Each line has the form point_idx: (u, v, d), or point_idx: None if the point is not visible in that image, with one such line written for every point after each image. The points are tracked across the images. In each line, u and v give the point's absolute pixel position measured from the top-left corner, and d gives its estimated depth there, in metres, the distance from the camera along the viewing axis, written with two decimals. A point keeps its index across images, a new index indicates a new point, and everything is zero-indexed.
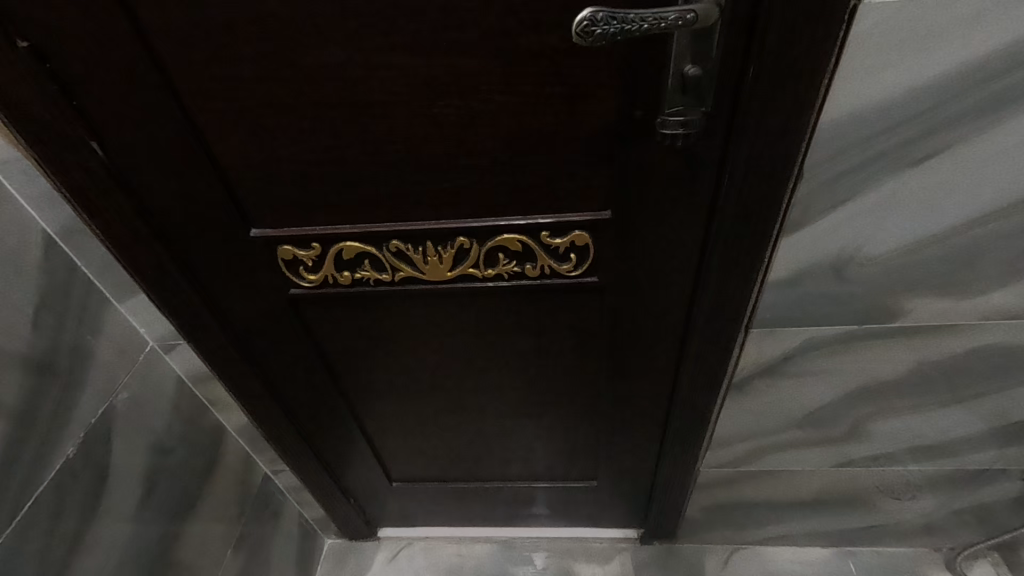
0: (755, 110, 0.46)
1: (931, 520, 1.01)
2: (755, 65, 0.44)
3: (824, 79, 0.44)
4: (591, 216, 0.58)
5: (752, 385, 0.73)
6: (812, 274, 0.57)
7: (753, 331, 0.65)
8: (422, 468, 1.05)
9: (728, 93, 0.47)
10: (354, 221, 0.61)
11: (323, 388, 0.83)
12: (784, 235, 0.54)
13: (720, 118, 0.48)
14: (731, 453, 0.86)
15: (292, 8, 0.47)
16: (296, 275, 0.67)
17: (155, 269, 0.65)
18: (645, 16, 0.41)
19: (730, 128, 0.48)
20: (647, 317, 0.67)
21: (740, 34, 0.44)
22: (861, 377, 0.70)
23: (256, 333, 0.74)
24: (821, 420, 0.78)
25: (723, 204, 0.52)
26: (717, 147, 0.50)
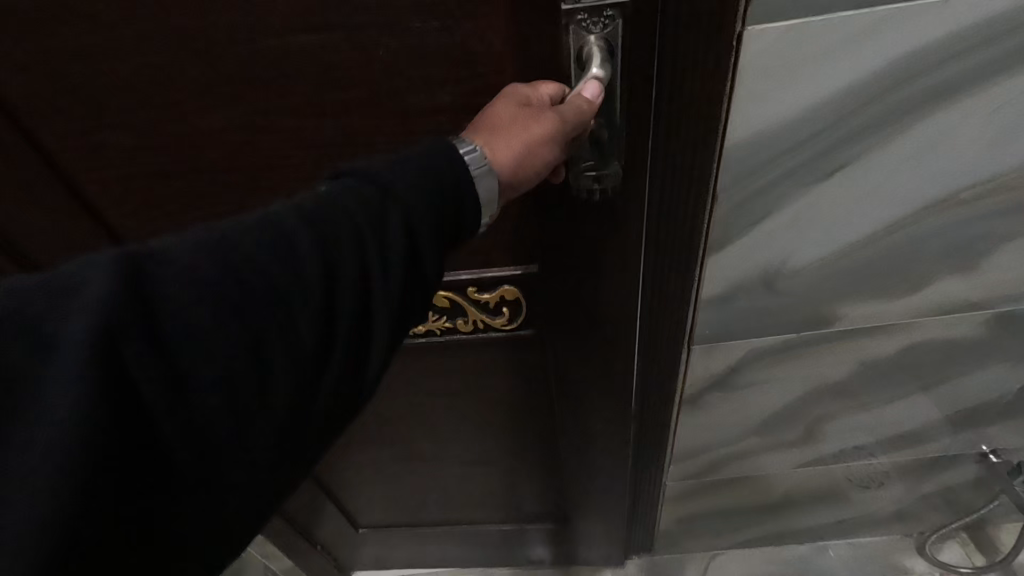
0: (664, 140, 0.44)
1: (900, 507, 1.02)
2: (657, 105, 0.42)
3: (720, 114, 0.43)
4: (515, 271, 0.59)
5: (704, 399, 0.72)
6: (744, 289, 0.57)
7: (694, 348, 0.64)
8: (387, 514, 1.03)
9: (644, 135, 0.44)
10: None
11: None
12: (708, 257, 0.54)
13: (635, 160, 0.46)
14: (695, 464, 0.85)
15: (160, 77, 0.45)
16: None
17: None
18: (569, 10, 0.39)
19: (649, 166, 0.46)
20: (601, 362, 0.64)
21: (646, 75, 0.41)
22: (808, 381, 0.70)
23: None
24: (778, 424, 0.78)
25: (653, 233, 0.51)
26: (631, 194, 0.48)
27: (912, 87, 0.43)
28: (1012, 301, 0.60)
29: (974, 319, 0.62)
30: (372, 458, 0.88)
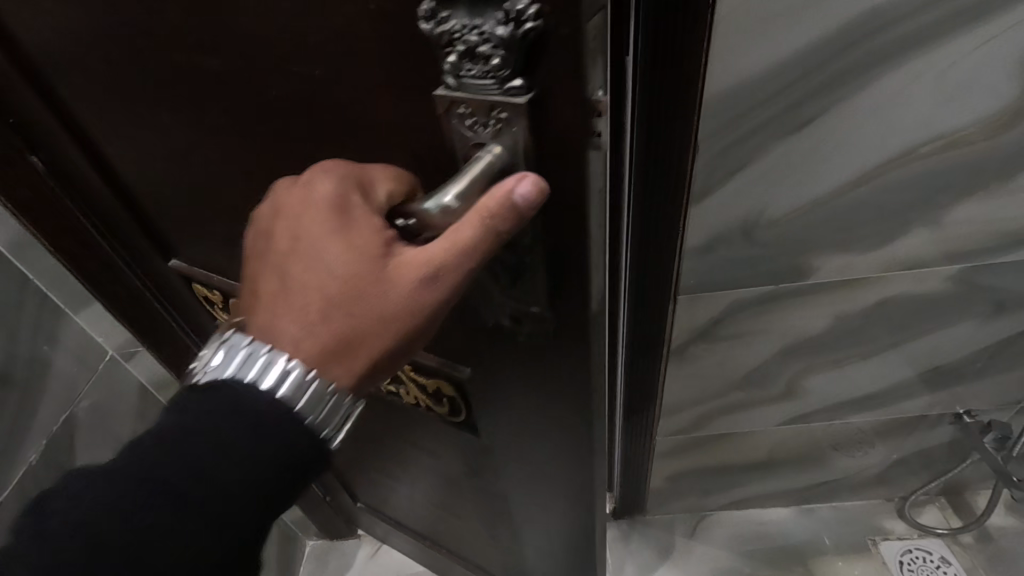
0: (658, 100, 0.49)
1: (881, 471, 1.07)
2: (646, 61, 0.46)
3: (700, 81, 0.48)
4: (446, 367, 0.57)
5: (689, 351, 0.78)
6: (723, 239, 0.62)
7: (681, 298, 0.70)
8: (378, 504, 1.05)
9: (643, 97, 0.49)
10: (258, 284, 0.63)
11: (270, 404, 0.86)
12: (692, 206, 0.59)
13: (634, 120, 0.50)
14: (683, 419, 0.91)
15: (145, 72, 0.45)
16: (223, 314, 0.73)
17: (103, 280, 0.72)
18: (457, 99, 0.33)
19: (643, 127, 0.50)
20: (557, 451, 0.58)
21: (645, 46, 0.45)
22: (786, 335, 0.76)
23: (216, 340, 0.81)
24: (759, 379, 0.83)
25: (644, 190, 0.56)
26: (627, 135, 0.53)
27: (871, 43, 0.48)
28: (976, 254, 0.65)
29: (940, 273, 0.67)
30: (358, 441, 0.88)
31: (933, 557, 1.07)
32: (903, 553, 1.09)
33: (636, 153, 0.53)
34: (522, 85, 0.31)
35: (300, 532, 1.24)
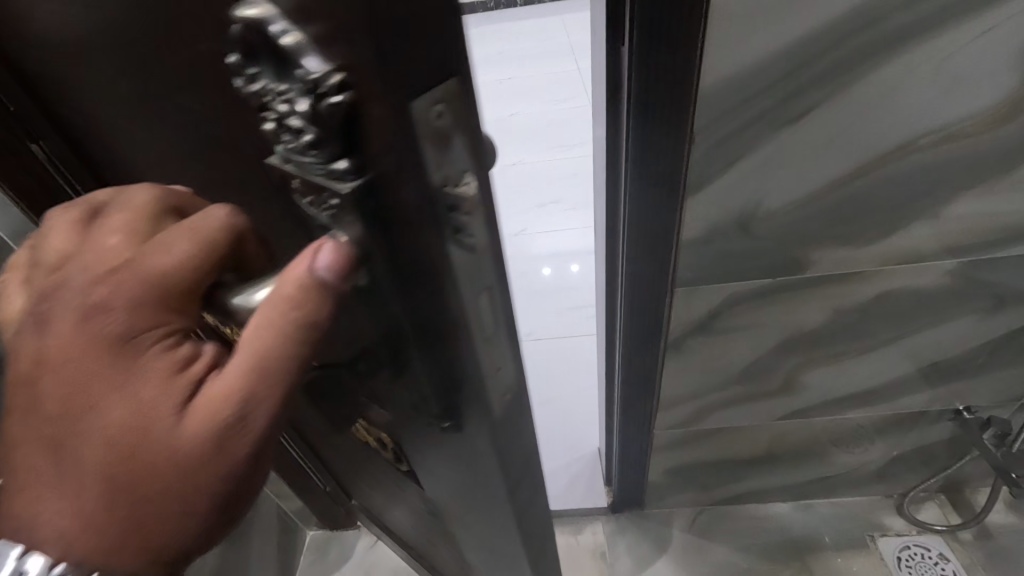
0: (654, 89, 0.50)
1: (880, 467, 1.07)
2: (641, 58, 0.48)
3: (697, 71, 0.49)
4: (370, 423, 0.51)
5: (687, 344, 0.78)
6: (720, 232, 0.62)
7: (678, 292, 0.70)
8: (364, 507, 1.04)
9: (640, 85, 0.50)
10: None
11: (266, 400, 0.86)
12: (689, 198, 0.59)
13: (632, 108, 0.52)
14: (681, 413, 0.91)
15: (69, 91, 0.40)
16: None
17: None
18: (286, 163, 0.26)
19: (639, 115, 0.52)
20: (487, 532, 0.52)
21: (644, 32, 0.46)
22: (784, 329, 0.76)
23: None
24: (757, 373, 0.83)
25: (641, 179, 0.57)
26: (622, 131, 0.55)
27: (869, 34, 0.47)
28: (976, 248, 0.65)
29: (940, 267, 0.67)
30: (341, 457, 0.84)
31: (931, 553, 1.07)
32: (902, 549, 1.09)
33: (630, 148, 0.55)
34: (349, 167, 0.24)
35: (301, 521, 1.25)
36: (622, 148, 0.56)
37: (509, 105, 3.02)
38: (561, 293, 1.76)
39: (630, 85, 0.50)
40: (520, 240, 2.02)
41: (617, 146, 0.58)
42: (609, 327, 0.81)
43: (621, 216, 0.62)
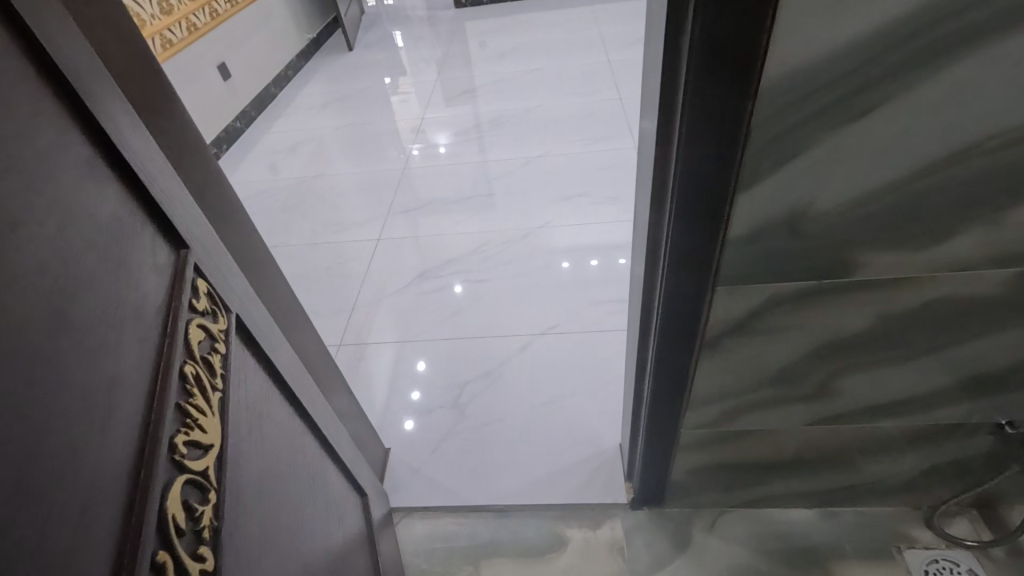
0: (712, 79, 0.49)
1: (909, 479, 1.05)
2: (706, 60, 0.48)
3: (759, 64, 0.48)
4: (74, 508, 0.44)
5: (723, 344, 0.76)
6: (768, 230, 0.61)
7: (718, 291, 0.69)
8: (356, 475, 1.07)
9: (695, 75, 0.49)
10: (147, 404, 0.50)
11: (285, 406, 0.80)
12: (739, 194, 0.57)
13: (687, 98, 0.51)
14: (709, 413, 0.90)
15: None
16: (210, 373, 0.60)
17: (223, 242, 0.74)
18: None
19: (694, 105, 0.51)
20: None
21: (709, 19, 0.46)
22: (822, 334, 0.74)
23: (247, 383, 0.70)
24: (791, 378, 0.82)
25: (687, 171, 0.56)
26: (673, 134, 0.55)
27: (941, 32, 0.45)
28: None
29: (993, 276, 0.65)
30: (276, 489, 0.71)
31: (959, 568, 1.05)
32: (929, 563, 1.06)
33: (682, 149, 0.55)
34: None
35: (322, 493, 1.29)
36: (672, 150, 0.56)
37: (536, 96, 3.00)
38: (584, 288, 1.74)
39: (688, 88, 0.50)
40: (544, 233, 2.01)
41: (666, 150, 0.58)
42: (642, 326, 0.81)
43: (667, 218, 0.62)
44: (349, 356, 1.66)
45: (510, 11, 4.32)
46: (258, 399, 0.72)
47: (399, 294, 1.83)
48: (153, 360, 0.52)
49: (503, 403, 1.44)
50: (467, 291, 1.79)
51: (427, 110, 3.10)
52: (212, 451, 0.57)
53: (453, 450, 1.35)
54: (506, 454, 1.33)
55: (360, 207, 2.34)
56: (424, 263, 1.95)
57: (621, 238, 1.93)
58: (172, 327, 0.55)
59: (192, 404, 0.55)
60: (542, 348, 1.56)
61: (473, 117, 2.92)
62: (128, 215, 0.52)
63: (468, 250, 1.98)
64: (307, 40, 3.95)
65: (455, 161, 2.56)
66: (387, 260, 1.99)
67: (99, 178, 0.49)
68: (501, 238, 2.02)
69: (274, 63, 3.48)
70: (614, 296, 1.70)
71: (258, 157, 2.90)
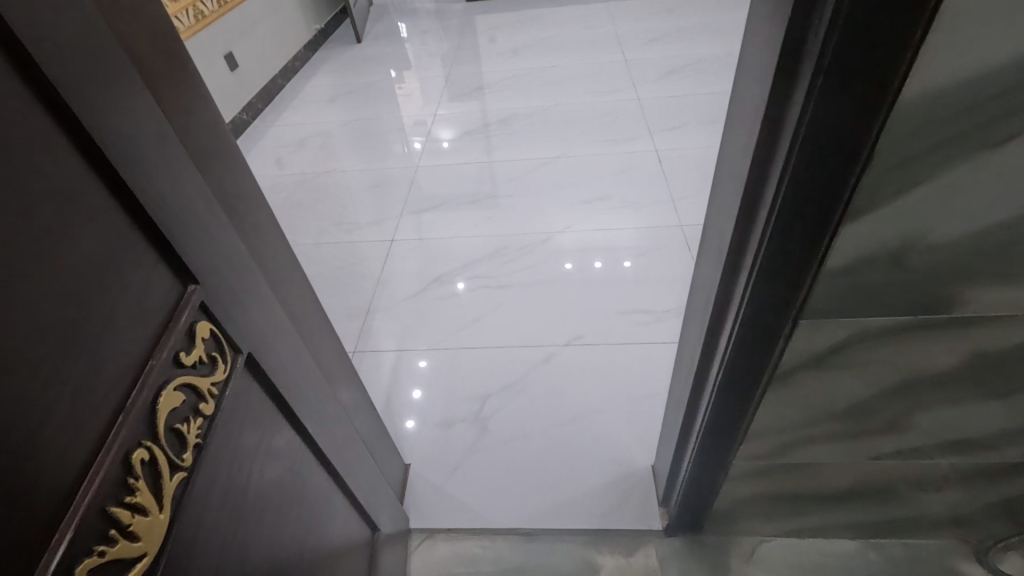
0: (838, 102, 0.44)
1: (962, 514, 1.00)
2: (833, 74, 0.42)
3: (895, 87, 0.43)
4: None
5: (795, 378, 0.71)
6: (870, 263, 0.55)
7: (800, 324, 0.63)
8: (370, 498, 1.01)
9: (818, 97, 0.44)
10: (52, 514, 0.37)
11: (297, 439, 0.74)
12: (844, 225, 0.52)
13: (803, 121, 0.46)
14: (767, 445, 0.85)
15: None
16: (176, 450, 0.48)
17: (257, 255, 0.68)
18: None
19: (811, 129, 0.46)
20: None
21: (846, 35, 0.40)
22: (903, 371, 0.68)
23: (240, 440, 0.60)
24: (859, 413, 0.76)
25: (788, 199, 0.51)
26: (779, 153, 0.49)
27: None
28: None
29: None
30: (268, 533, 0.64)
31: None
32: None
33: (790, 169, 0.49)
34: None
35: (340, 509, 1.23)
36: (775, 169, 0.51)
37: (549, 94, 2.94)
38: (605, 296, 1.69)
39: (807, 102, 0.45)
40: (562, 238, 1.95)
41: (765, 168, 0.52)
42: (704, 350, 0.75)
43: (756, 242, 0.57)
44: (363, 364, 1.59)
45: (521, 6, 4.25)
46: (257, 449, 0.63)
47: (414, 299, 1.77)
48: (92, 442, 0.40)
49: (526, 418, 1.38)
50: (485, 298, 1.73)
51: (438, 105, 3.03)
52: (139, 567, 0.43)
53: (475, 467, 1.30)
54: (531, 473, 1.27)
55: (371, 206, 2.27)
56: (440, 266, 1.89)
57: (644, 245, 1.87)
58: (133, 395, 0.44)
59: (133, 502, 0.42)
60: (566, 359, 1.51)
61: (485, 115, 2.85)
62: (128, 245, 0.45)
63: (483, 254, 1.92)
64: (314, 30, 3.86)
65: (468, 160, 2.49)
66: (400, 263, 1.93)
67: (102, 199, 0.43)
68: (518, 242, 1.96)
69: (280, 54, 3.40)
70: (638, 307, 1.64)
71: (265, 151, 2.82)
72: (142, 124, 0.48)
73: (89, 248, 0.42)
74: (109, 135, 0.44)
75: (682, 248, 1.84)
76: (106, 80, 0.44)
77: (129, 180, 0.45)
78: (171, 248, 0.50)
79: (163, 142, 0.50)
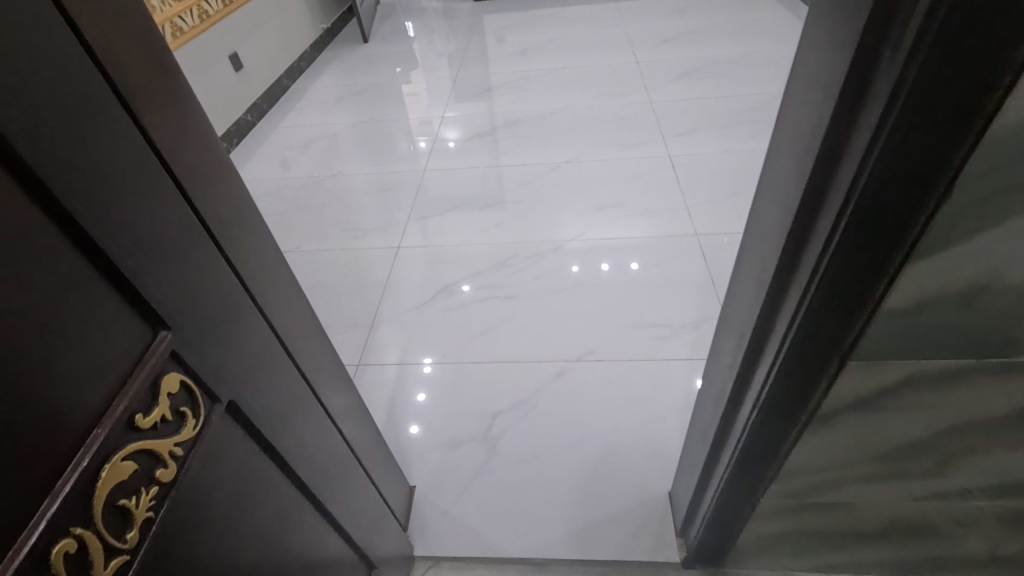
0: (922, 125, 0.38)
1: (1004, 554, 0.93)
2: (913, 97, 0.36)
3: (989, 111, 0.37)
4: None
5: (837, 418, 0.65)
6: (935, 304, 0.49)
7: (849, 365, 0.57)
8: (372, 530, 0.95)
9: (900, 120, 0.38)
10: None
11: (292, 477, 0.69)
12: (909, 262, 0.46)
13: (876, 147, 0.40)
14: (799, 483, 0.79)
15: None
16: (122, 528, 0.41)
17: (261, 284, 0.63)
18: None
19: (887, 157, 0.40)
20: None
21: (943, 50, 0.34)
22: (958, 414, 0.62)
23: (222, 493, 0.54)
24: (904, 455, 0.70)
25: (847, 233, 0.45)
26: (840, 183, 0.44)
27: None
28: None
29: None
30: None
31: None
32: None
33: (852, 203, 0.43)
34: None
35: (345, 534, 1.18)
36: (832, 202, 0.45)
37: (560, 97, 2.87)
38: (618, 309, 1.63)
39: (879, 129, 0.39)
40: (573, 247, 1.89)
41: (819, 199, 0.47)
42: (735, 384, 0.70)
43: (803, 277, 0.52)
44: (368, 376, 1.54)
45: (530, 6, 4.19)
46: (241, 497, 0.57)
47: (420, 309, 1.72)
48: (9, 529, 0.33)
49: (537, 437, 1.33)
50: (494, 309, 1.68)
51: (446, 107, 2.97)
52: None
53: (485, 490, 1.24)
54: (542, 497, 1.22)
55: (377, 211, 2.22)
56: (447, 274, 1.84)
57: (658, 255, 1.81)
58: (75, 466, 0.37)
59: None
60: (578, 375, 1.45)
61: (493, 118, 2.80)
62: (95, 284, 0.40)
63: (491, 262, 1.86)
64: (320, 30, 3.81)
65: (475, 164, 2.43)
66: (406, 272, 1.87)
67: (71, 233, 0.38)
68: (528, 250, 1.90)
69: (286, 54, 3.35)
70: (652, 320, 1.58)
71: (269, 152, 2.78)
72: (122, 146, 0.42)
73: (47, 295, 0.36)
74: (83, 162, 0.39)
75: (697, 258, 1.77)
76: (79, 98, 0.39)
77: (105, 212, 0.40)
78: (154, 285, 0.44)
79: (144, 167, 0.44)
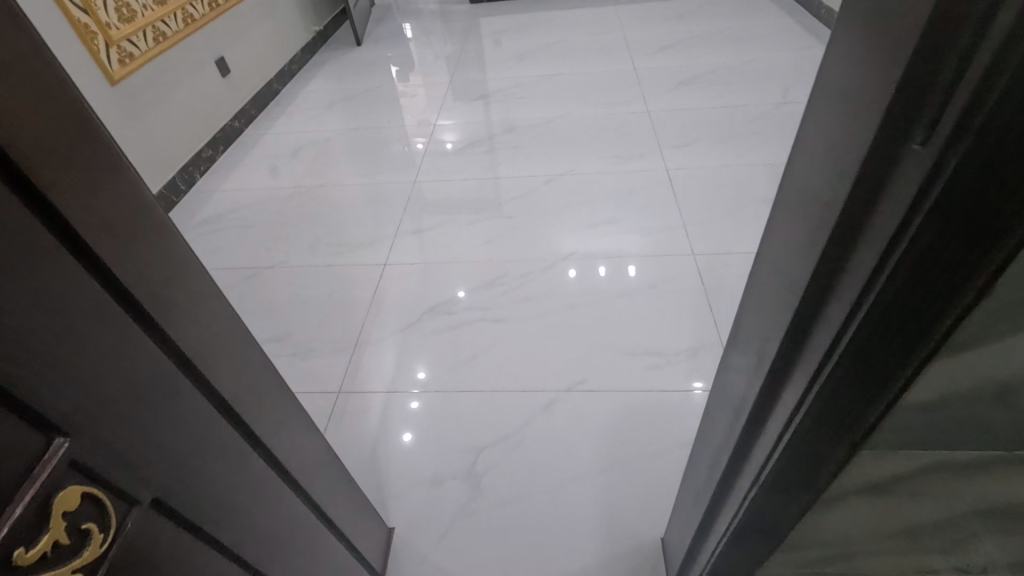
0: (965, 215, 0.31)
1: None
2: (956, 183, 0.30)
3: None
4: None
5: (846, 501, 0.58)
6: (963, 400, 0.43)
7: (861, 454, 0.51)
8: None
9: (938, 208, 0.31)
10: None
11: (243, 558, 0.62)
12: (937, 358, 0.40)
13: (908, 235, 0.33)
14: (801, 556, 0.72)
15: None
16: None
17: (206, 351, 0.56)
18: None
19: (919, 247, 0.33)
20: None
21: (999, 132, 0.28)
22: (980, 501, 0.56)
23: None
24: (916, 534, 0.64)
25: (865, 325, 0.38)
26: (859, 268, 0.37)
27: None
28: None
29: None
30: None
31: None
32: None
33: (875, 291, 0.36)
34: None
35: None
36: (848, 286, 0.39)
37: (556, 105, 2.81)
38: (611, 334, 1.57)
39: (911, 214, 0.32)
40: (567, 266, 1.83)
41: (831, 281, 0.40)
42: (731, 456, 0.64)
43: (811, 363, 0.45)
44: (350, 404, 1.48)
45: (528, 9, 4.11)
46: None
47: (407, 331, 1.65)
48: None
49: (524, 475, 1.26)
50: (484, 333, 1.61)
51: (439, 113, 2.90)
52: None
53: (469, 533, 1.18)
54: (527, 542, 1.15)
55: (366, 224, 2.15)
56: (436, 294, 1.77)
57: (654, 276, 1.75)
58: None
59: None
60: (569, 406, 1.39)
61: (487, 126, 2.73)
62: None
63: (482, 282, 1.80)
64: (313, 32, 3.74)
65: (469, 175, 2.36)
66: (394, 291, 1.81)
67: None
68: (520, 269, 1.84)
69: (278, 58, 3.28)
70: (648, 347, 1.52)
71: (257, 160, 2.71)
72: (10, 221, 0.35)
73: None
74: None
75: (695, 279, 1.71)
76: None
77: None
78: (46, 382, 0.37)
79: (36, 246, 0.37)
